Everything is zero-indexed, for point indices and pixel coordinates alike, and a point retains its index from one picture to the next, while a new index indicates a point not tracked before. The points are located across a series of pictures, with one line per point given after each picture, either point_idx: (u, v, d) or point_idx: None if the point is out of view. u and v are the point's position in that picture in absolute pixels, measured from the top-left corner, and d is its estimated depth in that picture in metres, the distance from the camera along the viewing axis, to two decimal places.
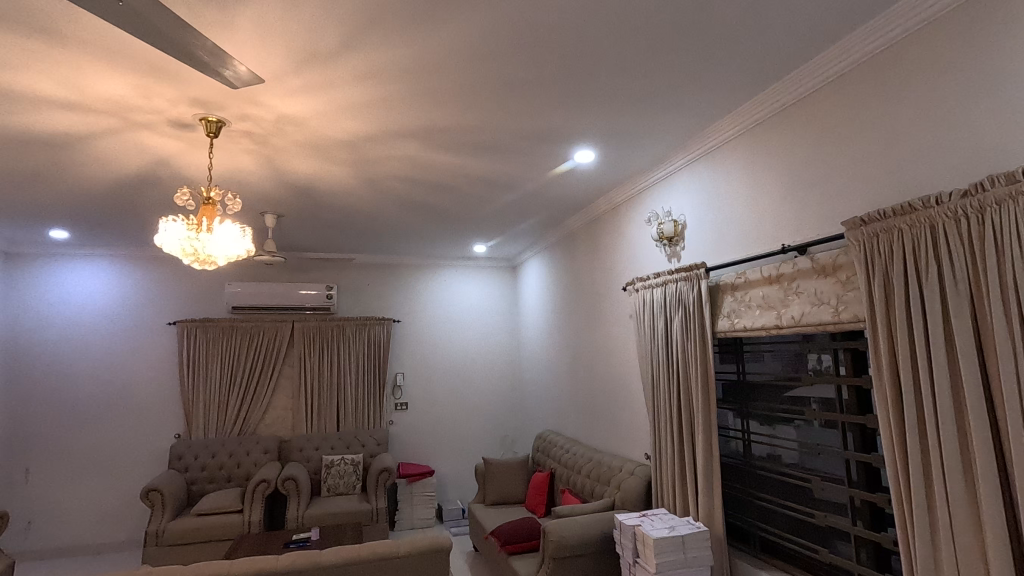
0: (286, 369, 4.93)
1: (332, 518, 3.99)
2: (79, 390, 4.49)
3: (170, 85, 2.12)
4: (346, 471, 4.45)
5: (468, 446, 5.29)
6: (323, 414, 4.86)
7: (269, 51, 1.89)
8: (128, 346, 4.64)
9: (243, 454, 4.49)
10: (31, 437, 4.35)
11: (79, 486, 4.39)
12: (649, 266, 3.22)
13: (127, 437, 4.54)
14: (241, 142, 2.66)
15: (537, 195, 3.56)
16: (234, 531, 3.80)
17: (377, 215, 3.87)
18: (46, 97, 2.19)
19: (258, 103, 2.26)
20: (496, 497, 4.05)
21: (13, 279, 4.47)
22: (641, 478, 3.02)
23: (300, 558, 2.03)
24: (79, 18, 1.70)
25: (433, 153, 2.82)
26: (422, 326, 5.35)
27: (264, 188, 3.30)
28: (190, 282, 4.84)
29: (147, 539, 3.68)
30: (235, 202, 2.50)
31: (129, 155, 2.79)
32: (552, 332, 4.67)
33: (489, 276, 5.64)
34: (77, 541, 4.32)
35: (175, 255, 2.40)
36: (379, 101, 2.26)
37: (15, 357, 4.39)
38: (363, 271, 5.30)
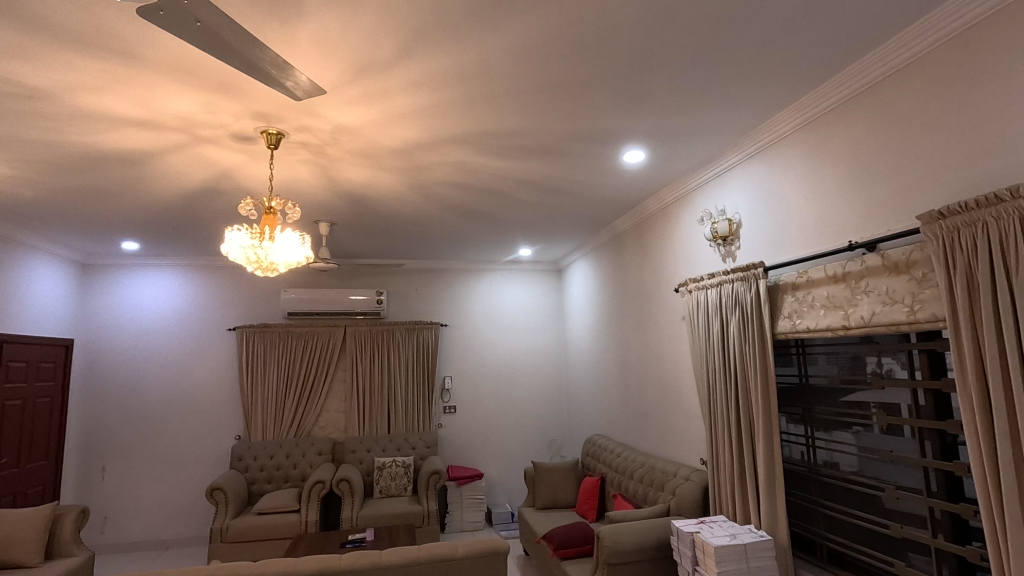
0: (339, 373, 5.06)
1: (385, 520, 4.06)
2: (147, 392, 4.74)
3: (234, 100, 2.21)
4: (398, 473, 4.53)
5: (516, 449, 5.28)
6: (374, 416, 4.96)
7: (328, 62, 1.95)
8: (192, 350, 4.86)
9: (300, 455, 4.63)
10: (106, 437, 4.63)
11: (149, 484, 4.63)
12: (702, 267, 3.15)
13: (192, 437, 4.75)
14: (298, 153, 2.75)
15: (584, 197, 3.53)
16: (292, 530, 3.92)
17: (425, 220, 3.93)
18: (121, 116, 2.33)
19: (316, 114, 2.34)
20: (546, 501, 4.03)
21: (90, 287, 4.78)
22: (697, 483, 2.94)
23: (361, 558, 2.08)
24: (155, 39, 1.80)
25: (482, 158, 2.84)
26: (470, 330, 5.40)
27: (317, 197, 3.40)
28: (248, 289, 5.04)
29: (212, 536, 3.85)
30: (295, 211, 2.59)
31: (193, 169, 2.94)
32: (601, 336, 4.62)
33: (535, 279, 5.63)
34: (148, 536, 4.56)
35: (240, 263, 2.51)
36: (432, 108, 2.30)
37: (92, 361, 4.69)
38: (411, 276, 5.39)
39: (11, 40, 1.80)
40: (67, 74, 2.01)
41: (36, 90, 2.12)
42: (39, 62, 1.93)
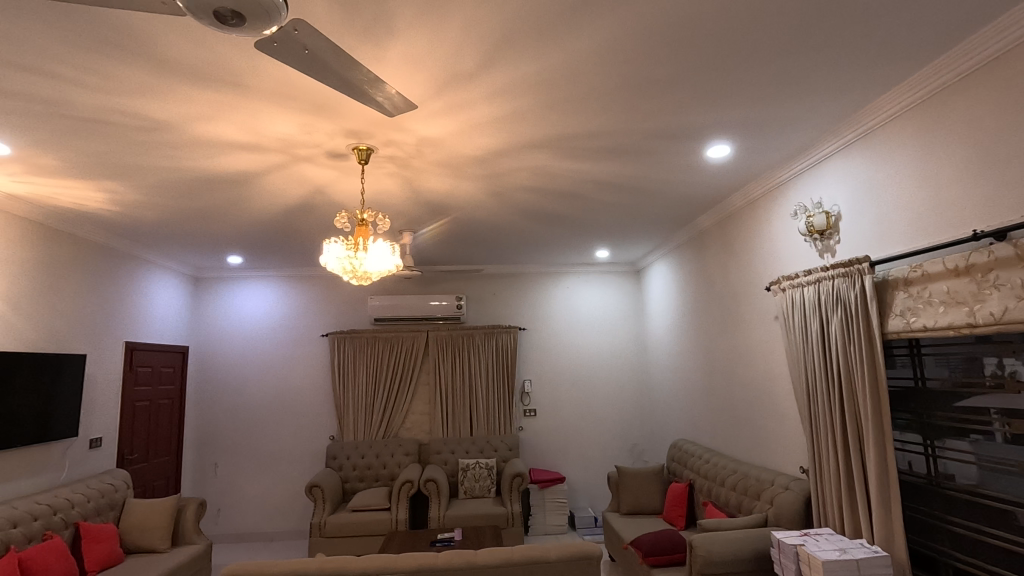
0: (422, 377, 5.23)
1: (471, 520, 4.15)
2: (251, 394, 5.12)
3: (329, 120, 2.36)
4: (481, 475, 4.61)
5: (597, 453, 5.23)
6: (457, 418, 5.09)
7: (416, 78, 2.03)
8: (289, 355, 5.20)
9: (388, 455, 4.83)
10: (218, 435, 5.05)
11: (255, 480, 5.00)
12: (796, 264, 2.97)
13: (291, 437, 5.08)
14: (385, 167, 2.89)
15: (665, 196, 3.45)
16: (383, 527, 4.09)
17: (504, 225, 3.98)
18: (231, 141, 2.54)
19: (403, 128, 2.44)
20: (631, 506, 3.95)
21: (201, 298, 5.25)
22: (798, 492, 2.77)
23: (457, 556, 2.13)
24: (261, 68, 1.95)
25: (561, 161, 2.85)
26: (547, 333, 5.41)
27: (401, 207, 3.54)
28: (338, 297, 5.33)
29: (312, 530, 4.09)
30: (385, 222, 2.71)
31: (291, 187, 3.15)
32: (683, 338, 4.48)
33: (612, 281, 5.55)
34: (255, 528, 4.92)
35: (337, 273, 2.66)
36: (512, 115, 2.33)
37: (205, 365, 5.15)
38: (489, 281, 5.48)
39: (142, 79, 2.02)
40: (188, 107, 2.23)
41: (161, 123, 2.36)
42: (164, 97, 2.15)
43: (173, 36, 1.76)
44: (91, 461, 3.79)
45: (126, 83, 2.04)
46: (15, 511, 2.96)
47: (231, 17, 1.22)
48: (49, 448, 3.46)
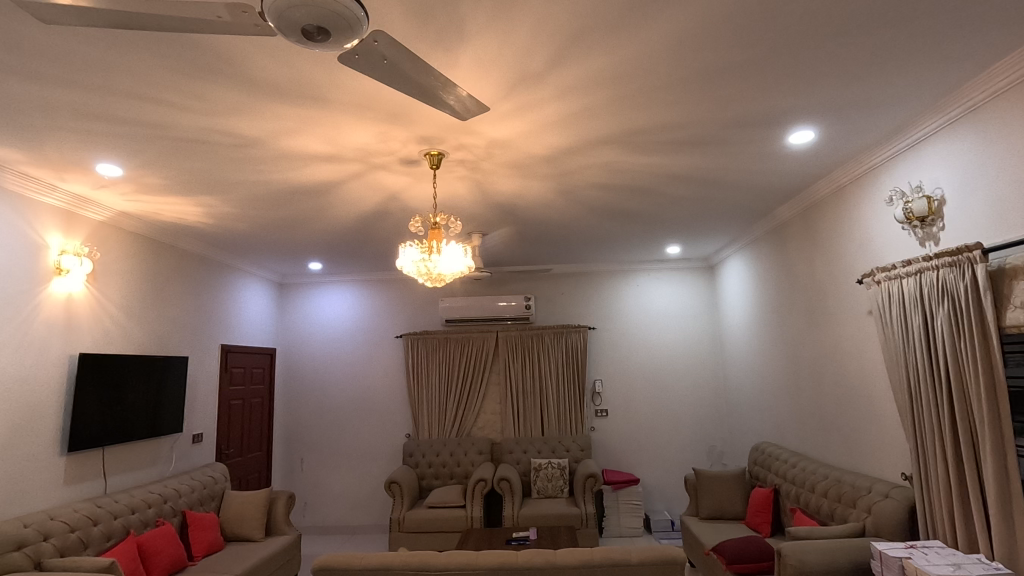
0: (493, 377, 5.29)
1: (545, 520, 4.15)
2: (333, 393, 5.38)
3: (403, 127, 2.43)
4: (554, 475, 4.60)
5: (673, 455, 5.08)
6: (528, 418, 5.11)
7: (486, 80, 2.06)
8: (366, 356, 5.42)
9: (462, 454, 4.92)
10: (303, 432, 5.35)
11: (338, 476, 5.24)
12: (892, 254, 2.75)
13: (369, 434, 5.29)
14: (456, 171, 2.94)
15: (742, 187, 3.30)
16: (459, 524, 4.18)
17: (573, 224, 3.95)
18: (312, 153, 2.68)
19: (473, 132, 2.48)
20: (710, 510, 3.81)
21: (287, 303, 5.58)
22: (899, 500, 2.56)
23: (537, 555, 2.13)
24: (339, 80, 2.04)
25: (632, 156, 2.79)
26: (618, 332, 5.32)
27: (472, 210, 3.60)
28: (410, 300, 5.49)
29: (392, 525, 4.23)
30: (456, 225, 2.76)
31: (367, 194, 3.28)
32: (764, 336, 4.26)
33: (684, 278, 5.37)
34: (338, 521, 5.16)
35: (412, 276, 2.73)
36: (582, 112, 2.31)
37: (291, 366, 5.47)
38: (557, 280, 5.47)
39: (234, 99, 2.16)
40: (274, 122, 2.36)
41: (250, 139, 2.52)
42: (252, 114, 2.29)
43: (262, 56, 1.88)
44: (194, 455, 4.12)
45: (220, 103, 2.19)
46: (132, 499, 3.27)
47: (317, 33, 1.28)
48: (158, 443, 3.78)
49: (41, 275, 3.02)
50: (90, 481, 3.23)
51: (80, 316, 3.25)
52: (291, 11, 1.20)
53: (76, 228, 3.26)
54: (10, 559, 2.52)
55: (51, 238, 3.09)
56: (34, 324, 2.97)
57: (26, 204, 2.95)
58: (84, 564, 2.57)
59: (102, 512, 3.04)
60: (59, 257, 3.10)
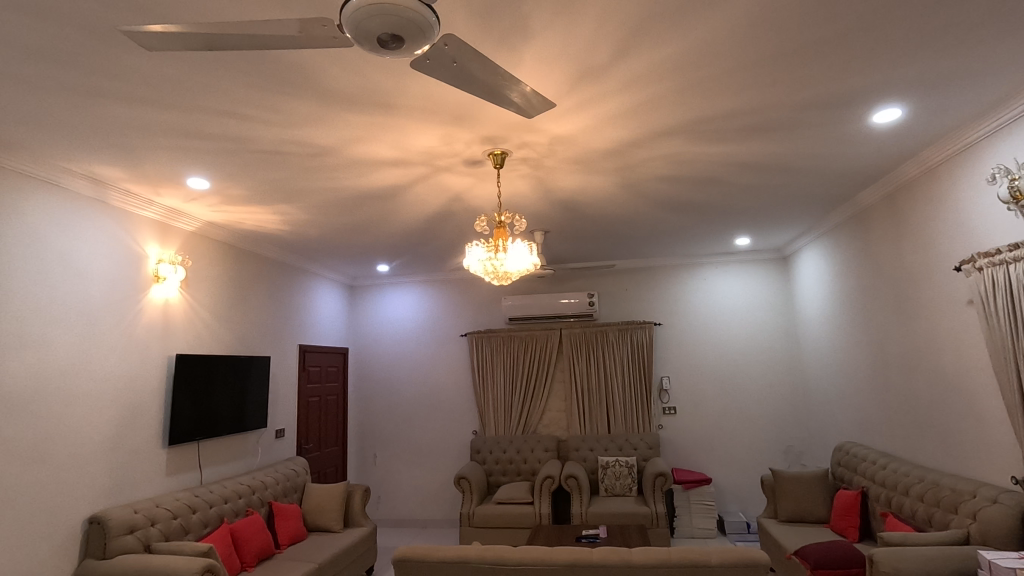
0: (558, 374, 5.28)
1: (615, 519, 4.10)
2: (402, 391, 5.55)
3: (467, 129, 2.47)
4: (622, 473, 4.54)
5: (746, 455, 4.89)
6: (594, 415, 5.07)
7: (550, 76, 2.05)
8: (432, 355, 5.55)
9: (528, 451, 4.95)
10: (375, 428, 5.55)
11: (409, 471, 5.40)
12: (995, 237, 2.53)
13: (437, 431, 5.42)
14: (519, 169, 2.96)
15: (820, 173, 3.13)
16: (528, 520, 4.20)
17: (636, 218, 3.88)
18: (381, 158, 2.78)
19: (536, 129, 2.49)
20: (790, 513, 3.63)
21: (358, 304, 5.82)
22: (1009, 507, 2.34)
23: (612, 553, 2.11)
24: (407, 86, 2.10)
25: (698, 146, 2.70)
26: (685, 328, 5.18)
27: (534, 208, 3.61)
28: (474, 299, 5.57)
29: (462, 520, 4.33)
30: (521, 223, 2.78)
31: (432, 197, 3.36)
32: (845, 329, 4.02)
33: (756, 271, 5.14)
34: (410, 515, 5.32)
35: (479, 275, 2.77)
36: (647, 103, 2.26)
37: (362, 365, 5.70)
38: (621, 276, 5.39)
39: (309, 110, 2.27)
40: (345, 131, 2.47)
41: (324, 148, 2.64)
42: (326, 124, 2.40)
43: (335, 67, 1.96)
44: (277, 449, 4.37)
45: (296, 114, 2.31)
46: (225, 489, 3.50)
47: (391, 41, 1.33)
48: (246, 437, 4.04)
49: (142, 282, 3.30)
50: (188, 473, 3.50)
51: (175, 319, 3.52)
52: (368, 21, 1.24)
53: (171, 239, 3.53)
54: (123, 542, 2.77)
55: (150, 248, 3.36)
56: (137, 327, 3.24)
57: (128, 218, 3.23)
58: (185, 549, 2.79)
59: (199, 501, 3.28)
60: (157, 265, 3.38)
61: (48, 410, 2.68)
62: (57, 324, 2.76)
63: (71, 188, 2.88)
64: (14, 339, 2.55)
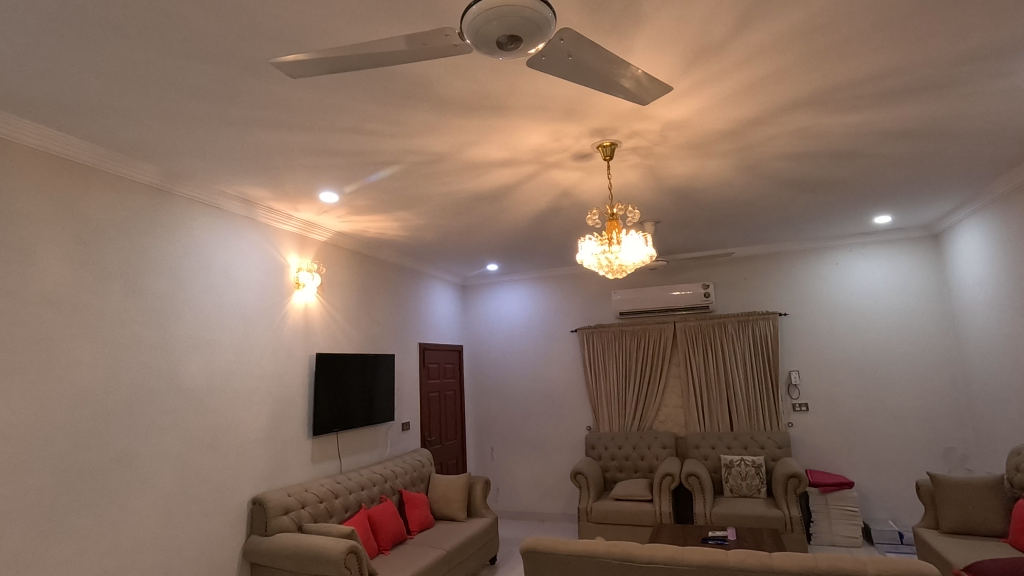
0: (673, 369, 5.10)
1: (743, 521, 3.88)
2: (516, 386, 5.68)
3: (576, 122, 2.46)
4: (748, 473, 4.28)
5: (895, 456, 4.39)
6: (715, 412, 4.83)
7: (662, 59, 1.98)
8: (543, 352, 5.61)
9: (645, 448, 4.83)
10: (492, 423, 5.73)
11: (525, 465, 5.51)
12: None
13: (551, 426, 5.47)
14: (629, 159, 2.90)
15: (982, 135, 2.73)
16: (648, 519, 4.11)
17: (755, 201, 3.64)
18: (491, 159, 2.85)
19: (647, 117, 2.42)
20: (956, 523, 3.21)
21: (471, 303, 6.04)
22: None
23: (750, 557, 2.00)
24: (517, 86, 2.14)
25: (829, 118, 2.47)
26: (815, 318, 4.77)
27: (645, 198, 3.51)
28: (582, 294, 5.55)
29: (581, 515, 4.33)
30: (635, 213, 2.72)
31: (541, 194, 3.39)
32: (1017, 313, 3.48)
33: (900, 251, 4.59)
34: (528, 507, 5.42)
35: (593, 269, 2.75)
36: (769, 76, 2.11)
37: (477, 362, 5.91)
38: (739, 265, 5.08)
39: (425, 119, 2.39)
40: (458, 136, 2.56)
41: (439, 154, 2.77)
42: (441, 131, 2.51)
43: (450, 76, 2.05)
44: (404, 441, 4.66)
45: (415, 125, 2.44)
46: (361, 477, 3.80)
47: (509, 42, 1.36)
48: (376, 430, 4.35)
49: (286, 289, 3.67)
50: (330, 461, 3.85)
51: (315, 321, 3.88)
52: (487, 26, 1.28)
53: (308, 249, 3.90)
54: (280, 522, 3.11)
55: (291, 259, 3.74)
56: (283, 330, 3.61)
57: (273, 232, 3.62)
58: (332, 531, 3.06)
59: (340, 487, 3.59)
60: (297, 273, 3.75)
61: (217, 402, 3.08)
62: (222, 328, 3.16)
63: (227, 209, 3.28)
64: (190, 341, 2.96)
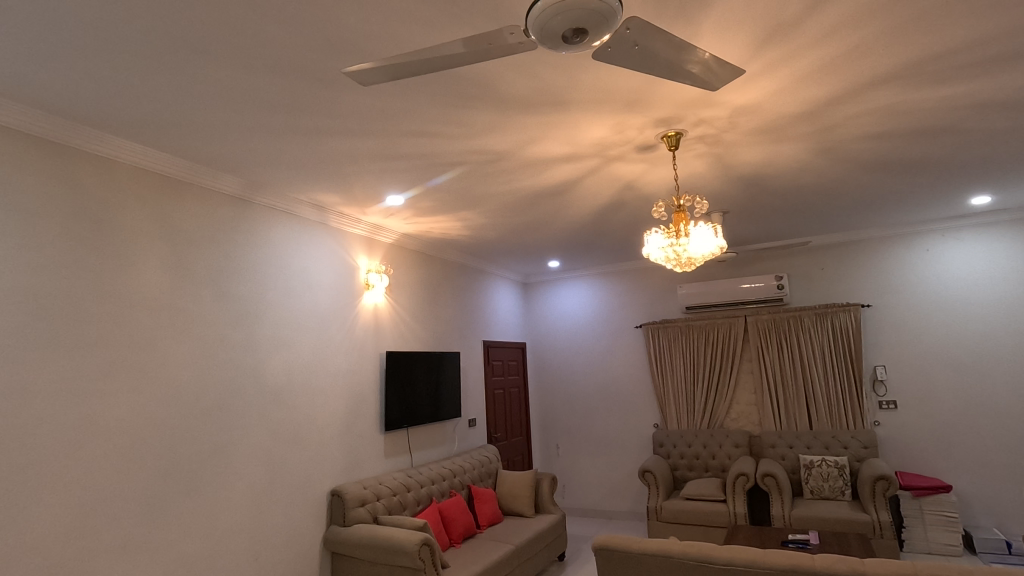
0: (745, 365, 4.91)
1: (825, 525, 3.67)
2: (580, 383, 5.65)
3: (640, 113, 2.42)
4: (830, 474, 4.05)
5: (999, 458, 4.02)
6: (792, 409, 4.61)
7: (731, 41, 1.91)
8: (607, 348, 5.54)
9: (716, 446, 4.68)
10: (556, 419, 5.73)
11: (591, 462, 5.47)
12: None
13: (617, 423, 5.39)
14: (695, 148, 2.81)
15: None
16: (722, 519, 3.97)
17: (833, 186, 3.43)
18: (553, 155, 2.84)
19: (715, 103, 2.33)
20: None
21: (533, 300, 6.06)
22: None
23: (840, 562, 1.89)
24: (579, 79, 2.12)
25: (917, 93, 2.30)
26: (901, 309, 4.45)
27: (713, 187, 3.39)
28: (646, 289, 5.44)
29: (650, 513, 4.26)
30: (703, 204, 2.63)
31: (604, 188, 3.34)
32: None
33: (1001, 235, 4.19)
34: (595, 505, 5.38)
35: (660, 262, 2.69)
36: (849, 52, 1.98)
37: (540, 359, 5.92)
38: (815, 254, 4.81)
39: (488, 119, 2.42)
40: (521, 134, 2.57)
41: (501, 153, 2.79)
42: (503, 130, 2.53)
43: (512, 74, 2.06)
44: (471, 437, 4.74)
45: (478, 125, 2.47)
46: (431, 471, 3.91)
47: (574, 36, 1.35)
48: (444, 426, 4.45)
49: (357, 290, 3.82)
50: (401, 456, 3.97)
51: (384, 321, 4.02)
52: (552, 22, 1.28)
53: (376, 251, 4.04)
54: (357, 513, 3.25)
55: (361, 261, 3.89)
56: (356, 329, 3.76)
57: (344, 236, 3.78)
58: (406, 523, 3.16)
59: (412, 481, 3.70)
60: (367, 275, 3.89)
61: (297, 399, 3.25)
62: (300, 328, 3.34)
63: (302, 216, 3.46)
64: (272, 341, 3.15)
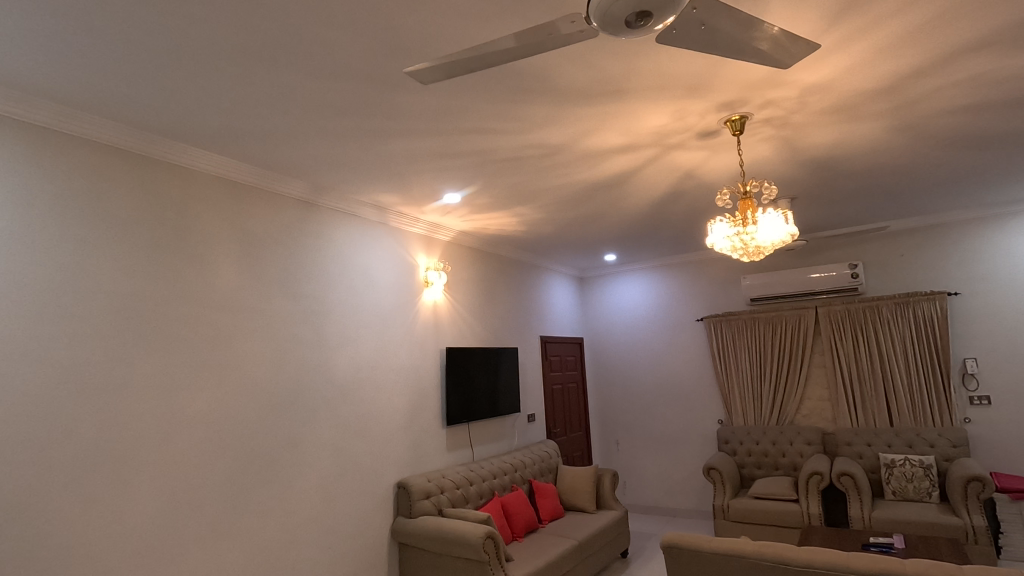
0: (817, 358, 4.67)
1: (910, 528, 3.44)
2: (639, 378, 5.55)
3: (701, 98, 2.33)
4: (915, 474, 3.79)
5: None
6: (869, 405, 4.34)
7: (803, 15, 1.81)
8: (667, 342, 5.41)
9: (787, 444, 4.47)
10: (616, 415, 5.66)
11: (653, 458, 5.37)
12: None
13: (679, 419, 5.26)
14: (761, 132, 2.69)
15: None
16: (794, 520, 3.80)
17: (913, 166, 3.20)
18: (610, 146, 2.79)
19: (784, 83, 2.22)
20: None
21: (589, 295, 6.00)
22: None
23: (934, 567, 1.76)
24: (638, 66, 2.06)
25: (1012, 59, 2.10)
26: (994, 296, 4.11)
27: (780, 172, 3.24)
28: (707, 280, 5.27)
29: (716, 512, 4.13)
30: (771, 190, 2.51)
31: (663, 177, 3.26)
32: None
33: None
34: (658, 502, 5.28)
35: (725, 252, 2.60)
36: (934, 20, 1.84)
37: (598, 354, 5.86)
38: (892, 240, 4.51)
39: (544, 112, 2.40)
40: (577, 126, 2.54)
41: (557, 146, 2.76)
42: (560, 122, 2.51)
43: (569, 64, 2.03)
44: (530, 432, 4.75)
45: (534, 119, 2.46)
46: (492, 466, 3.95)
47: (638, 20, 1.31)
48: (503, 421, 4.48)
49: (416, 287, 3.90)
50: (463, 450, 4.04)
51: (444, 317, 4.09)
52: (613, 7, 1.25)
53: (434, 249, 4.11)
54: (423, 505, 3.33)
55: (420, 259, 3.97)
56: (417, 325, 3.84)
57: (404, 235, 3.87)
58: (470, 516, 3.21)
59: (474, 475, 3.75)
60: (426, 272, 3.97)
61: (363, 393, 3.36)
62: (363, 325, 3.44)
63: (364, 217, 3.56)
64: (338, 338, 3.26)
